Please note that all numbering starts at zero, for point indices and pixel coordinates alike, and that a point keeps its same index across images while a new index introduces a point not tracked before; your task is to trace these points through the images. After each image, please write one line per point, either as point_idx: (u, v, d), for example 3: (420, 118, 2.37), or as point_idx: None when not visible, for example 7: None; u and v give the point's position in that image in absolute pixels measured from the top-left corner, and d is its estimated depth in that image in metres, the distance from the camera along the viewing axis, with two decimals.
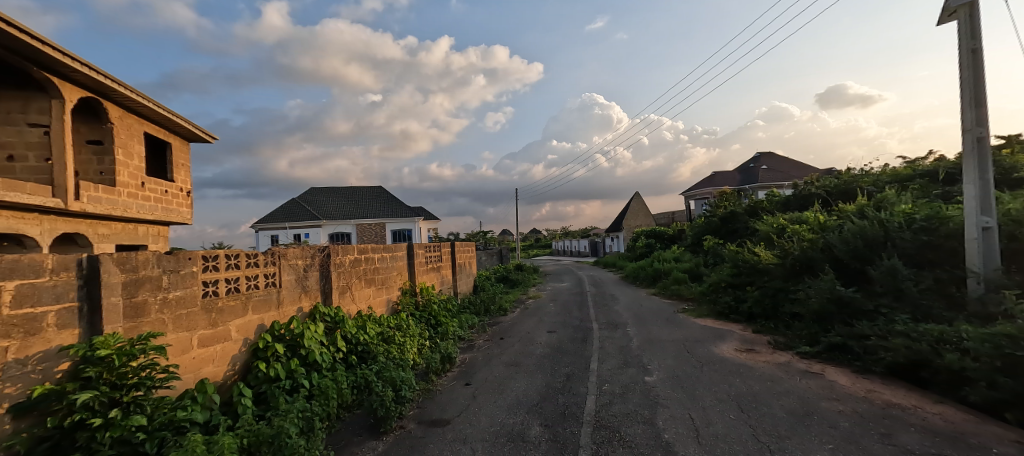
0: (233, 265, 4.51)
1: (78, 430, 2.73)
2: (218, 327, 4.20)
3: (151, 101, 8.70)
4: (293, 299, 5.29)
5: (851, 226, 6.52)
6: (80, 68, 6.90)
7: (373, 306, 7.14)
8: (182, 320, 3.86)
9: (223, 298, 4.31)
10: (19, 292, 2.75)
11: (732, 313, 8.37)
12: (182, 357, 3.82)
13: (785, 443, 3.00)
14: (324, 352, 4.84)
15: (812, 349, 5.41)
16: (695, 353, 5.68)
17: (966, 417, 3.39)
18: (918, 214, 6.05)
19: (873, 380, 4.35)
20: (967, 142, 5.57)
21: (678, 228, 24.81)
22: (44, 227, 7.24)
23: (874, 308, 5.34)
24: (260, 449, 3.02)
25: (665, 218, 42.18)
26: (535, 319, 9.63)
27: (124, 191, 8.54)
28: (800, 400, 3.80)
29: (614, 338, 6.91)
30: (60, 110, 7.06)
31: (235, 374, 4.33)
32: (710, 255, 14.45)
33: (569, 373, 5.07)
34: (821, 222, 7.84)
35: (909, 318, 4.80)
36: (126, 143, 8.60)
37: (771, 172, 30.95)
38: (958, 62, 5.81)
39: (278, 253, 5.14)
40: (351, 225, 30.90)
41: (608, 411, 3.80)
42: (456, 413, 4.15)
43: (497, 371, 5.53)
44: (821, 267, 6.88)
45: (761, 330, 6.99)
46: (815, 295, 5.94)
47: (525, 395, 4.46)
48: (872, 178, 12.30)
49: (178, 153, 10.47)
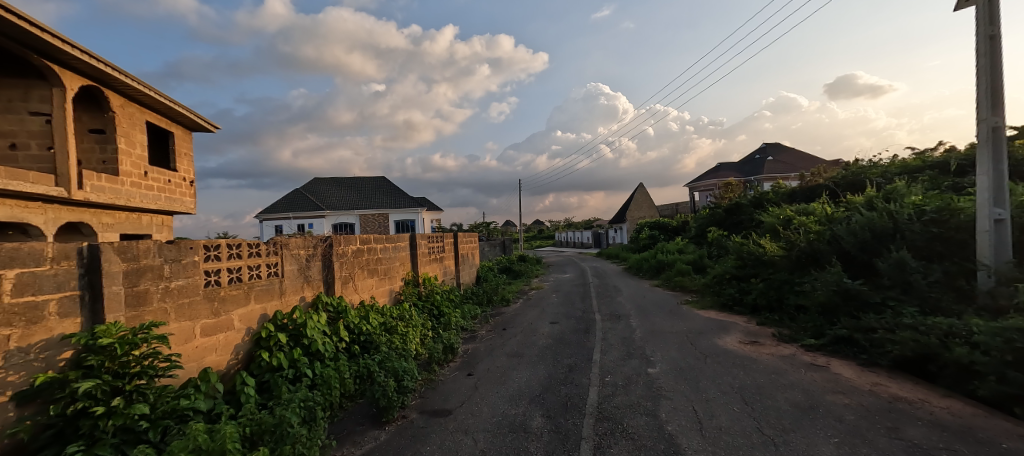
0: (235, 255, 4.51)
1: (81, 418, 2.72)
2: (220, 317, 4.20)
3: (152, 89, 8.65)
4: (295, 289, 5.27)
5: (859, 217, 6.40)
6: (80, 56, 6.87)
7: (376, 296, 7.14)
8: (184, 310, 3.87)
9: (225, 288, 4.31)
10: (19, 281, 2.75)
11: (736, 306, 8.31)
12: (185, 346, 3.82)
13: (789, 437, 2.96)
14: (327, 342, 4.86)
15: (816, 341, 5.32)
16: (698, 345, 5.64)
17: (975, 411, 3.32)
18: (928, 206, 5.91)
19: (878, 373, 4.27)
20: (982, 131, 5.43)
21: (681, 220, 24.73)
22: (48, 216, 7.25)
23: (881, 300, 5.23)
24: (263, 438, 3.01)
25: (669, 210, 42.09)
26: (538, 310, 9.64)
27: (126, 180, 8.54)
28: (805, 393, 3.75)
29: (617, 330, 6.89)
30: (62, 98, 7.04)
31: (238, 364, 4.34)
32: (715, 247, 14.38)
33: (571, 364, 5.06)
34: (828, 213, 7.72)
35: (917, 312, 4.72)
36: (128, 132, 8.57)
37: (777, 164, 30.73)
38: (976, 49, 5.66)
39: (280, 243, 5.13)
40: (355, 215, 31.08)
41: (611, 403, 3.77)
42: (459, 403, 4.14)
43: (499, 361, 5.52)
44: (827, 259, 6.76)
45: (765, 323, 6.92)
46: (821, 287, 5.83)
47: (527, 386, 4.45)
48: (881, 169, 12.12)
49: (181, 142, 10.46)
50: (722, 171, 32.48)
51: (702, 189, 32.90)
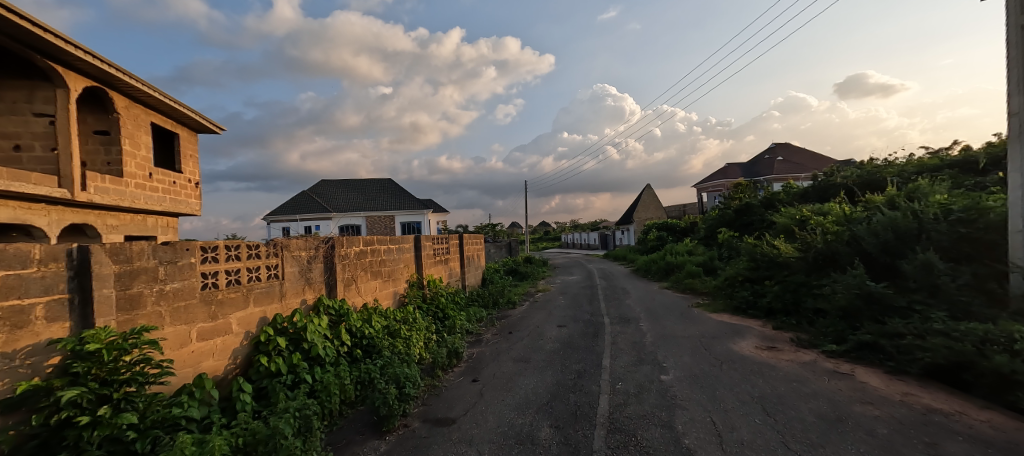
0: (233, 257, 4.40)
1: (65, 429, 2.59)
2: (218, 320, 4.10)
3: (156, 91, 8.61)
4: (296, 291, 5.15)
5: (881, 217, 6.09)
6: (83, 56, 6.83)
7: (379, 299, 7.00)
8: (180, 313, 3.76)
9: (222, 291, 4.20)
10: (5, 283, 2.64)
11: (750, 309, 8.06)
12: (180, 350, 3.70)
13: (819, 453, 2.75)
14: (328, 346, 4.74)
15: (838, 347, 5.07)
16: (712, 350, 5.42)
17: (1019, 425, 3.08)
18: (955, 205, 5.60)
19: (908, 382, 4.01)
20: (1015, 126, 5.18)
21: (689, 221, 24.48)
22: (52, 218, 7.19)
23: (907, 304, 4.98)
24: (256, 449, 2.85)
25: (677, 211, 41.76)
26: (545, 312, 9.47)
27: (131, 182, 8.48)
28: (830, 403, 3.52)
29: (626, 333, 6.68)
30: (65, 99, 7.01)
31: (236, 368, 4.22)
32: (725, 248, 14.13)
33: (580, 370, 4.86)
34: (846, 214, 7.44)
35: (947, 316, 4.46)
36: (132, 133, 8.53)
37: (787, 164, 30.34)
38: (1007, 39, 5.39)
39: (280, 244, 5.02)
40: (361, 218, 31.06)
41: (623, 412, 3.58)
42: (463, 411, 3.95)
43: (505, 366, 5.35)
44: (847, 261, 6.49)
45: (781, 327, 6.66)
46: (842, 290, 5.56)
47: (534, 392, 4.27)
48: (898, 168, 11.82)
49: (186, 144, 10.44)
50: (730, 171, 32.14)
51: (710, 190, 32.54)
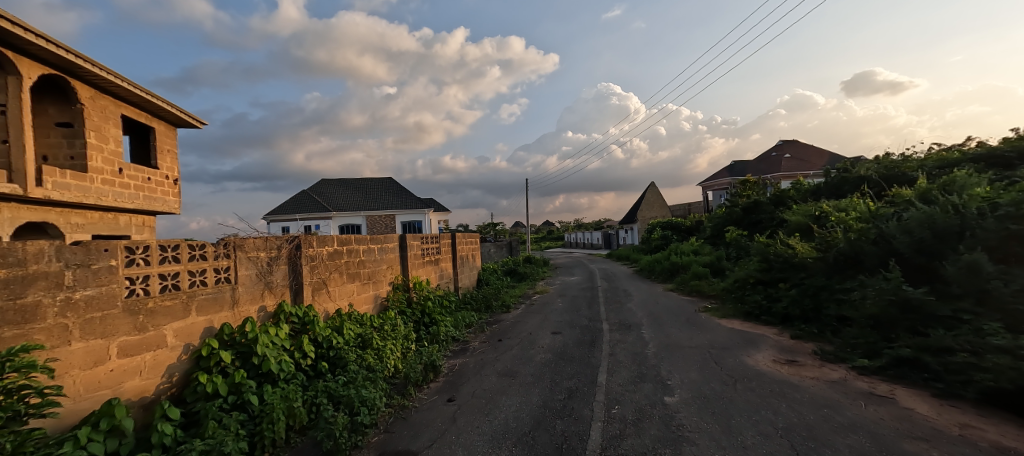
0: (170, 259, 3.81)
1: None
2: (147, 332, 3.51)
3: (124, 80, 8.06)
4: (252, 297, 4.56)
5: (914, 213, 5.42)
6: (36, 41, 6.27)
7: (356, 304, 6.42)
8: (94, 326, 3.16)
9: (155, 298, 3.61)
10: None
11: (763, 315, 7.40)
12: (94, 370, 3.12)
13: None
14: (284, 361, 4.15)
15: (871, 362, 4.43)
16: (724, 364, 4.78)
17: None
18: (1003, 199, 4.89)
19: (963, 410, 3.38)
20: None
21: (695, 219, 23.80)
22: (4, 215, 6.65)
23: (951, 313, 4.32)
24: None
25: (681, 210, 41.00)
26: (541, 317, 8.86)
27: (97, 177, 7.94)
28: (873, 438, 2.89)
29: (627, 342, 6.06)
30: (18, 87, 6.46)
31: (171, 388, 3.65)
32: (733, 248, 13.46)
33: (572, 388, 4.25)
34: (871, 210, 6.77)
35: (1003, 328, 3.81)
36: (99, 125, 7.99)
37: (795, 161, 29.54)
38: None
39: (233, 244, 4.42)
40: (361, 217, 30.50)
41: (617, 448, 2.95)
42: (428, 442, 3.35)
43: (487, 382, 4.73)
44: (875, 262, 5.84)
45: (800, 336, 6.02)
46: (873, 297, 4.91)
47: (516, 418, 3.66)
48: (916, 162, 11.15)
49: (163, 138, 9.91)
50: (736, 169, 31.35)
51: (716, 188, 31.78)
